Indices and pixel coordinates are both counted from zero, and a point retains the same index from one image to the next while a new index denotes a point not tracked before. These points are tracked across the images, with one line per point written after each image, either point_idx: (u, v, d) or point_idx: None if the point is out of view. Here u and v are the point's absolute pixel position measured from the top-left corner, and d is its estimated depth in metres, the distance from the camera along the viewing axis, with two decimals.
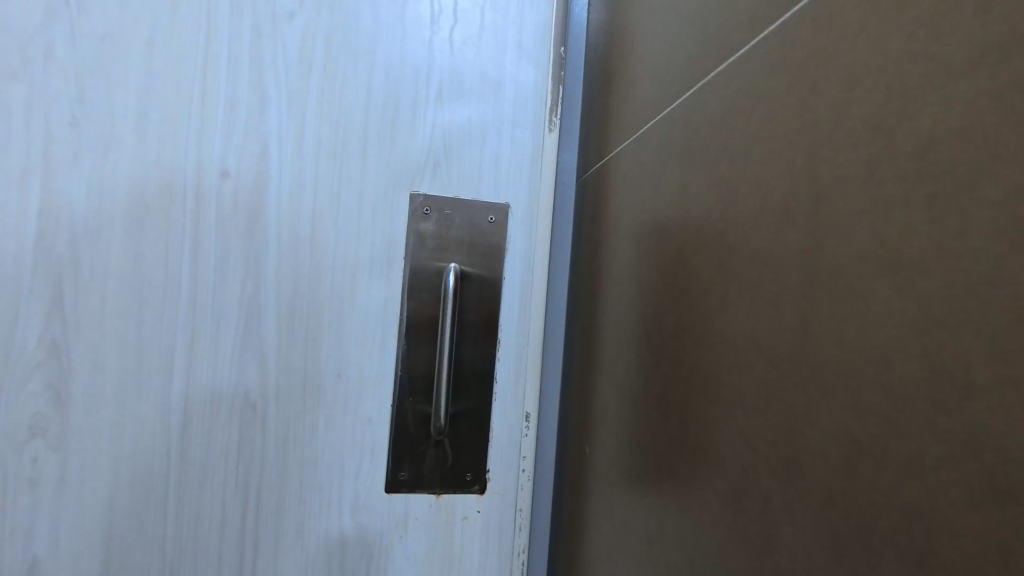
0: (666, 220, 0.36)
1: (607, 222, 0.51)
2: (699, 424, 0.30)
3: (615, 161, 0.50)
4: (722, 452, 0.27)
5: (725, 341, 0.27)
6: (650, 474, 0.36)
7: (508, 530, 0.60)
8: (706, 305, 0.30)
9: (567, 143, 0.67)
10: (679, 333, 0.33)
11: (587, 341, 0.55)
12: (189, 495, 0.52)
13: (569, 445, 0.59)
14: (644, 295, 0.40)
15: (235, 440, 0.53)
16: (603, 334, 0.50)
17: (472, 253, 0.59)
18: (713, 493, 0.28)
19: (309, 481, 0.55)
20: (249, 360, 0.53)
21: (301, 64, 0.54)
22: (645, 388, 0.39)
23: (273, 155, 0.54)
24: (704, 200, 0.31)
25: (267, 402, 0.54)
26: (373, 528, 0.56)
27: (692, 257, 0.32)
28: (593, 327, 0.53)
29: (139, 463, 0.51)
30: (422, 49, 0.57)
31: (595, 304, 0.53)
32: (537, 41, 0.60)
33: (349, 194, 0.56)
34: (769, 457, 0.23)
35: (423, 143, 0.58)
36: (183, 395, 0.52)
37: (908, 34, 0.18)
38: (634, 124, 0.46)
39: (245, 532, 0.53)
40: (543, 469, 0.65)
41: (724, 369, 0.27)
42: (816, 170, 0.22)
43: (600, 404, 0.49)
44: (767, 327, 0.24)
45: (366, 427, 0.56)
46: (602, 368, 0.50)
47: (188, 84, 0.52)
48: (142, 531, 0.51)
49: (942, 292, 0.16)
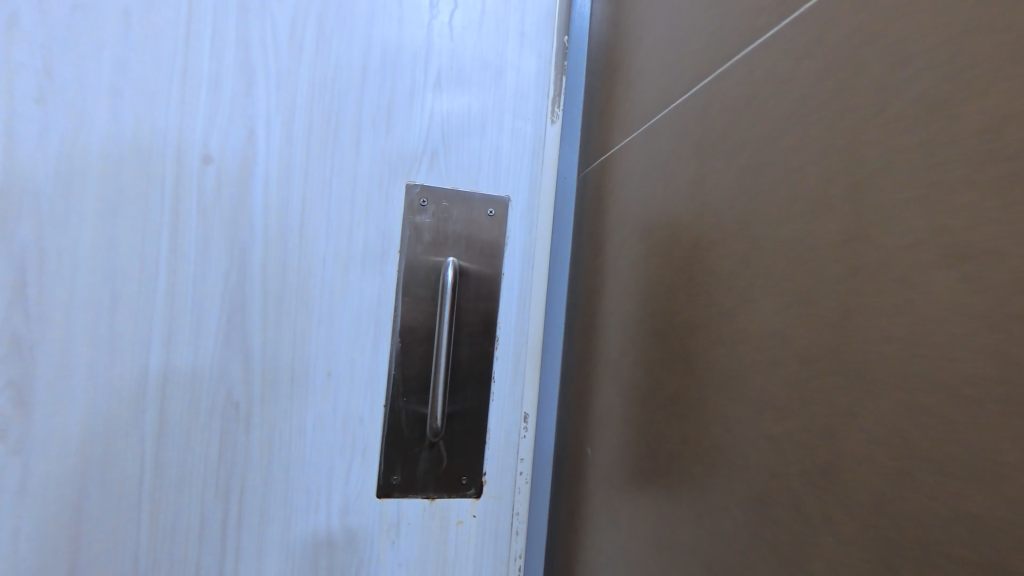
0: (679, 212, 0.35)
1: (611, 217, 0.50)
2: (714, 424, 0.29)
3: (620, 156, 0.49)
4: (743, 453, 0.26)
5: (748, 338, 0.26)
6: (659, 476, 0.35)
7: (504, 535, 0.58)
8: (725, 300, 0.28)
9: (569, 137, 0.65)
10: (694, 329, 0.32)
11: (588, 339, 0.54)
12: (164, 499, 0.49)
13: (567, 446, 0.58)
14: (654, 291, 0.38)
15: (216, 441, 0.50)
16: (607, 331, 0.49)
17: (471, 247, 0.57)
18: (733, 498, 0.26)
19: (295, 484, 0.52)
20: (233, 356, 0.50)
21: (291, 45, 0.51)
22: (653, 387, 0.37)
23: (261, 139, 0.51)
24: (721, 194, 0.30)
25: (251, 401, 0.51)
26: (363, 533, 0.54)
27: (709, 252, 0.31)
28: (595, 324, 0.52)
29: (110, 466, 0.47)
30: (420, 33, 0.55)
31: (597, 302, 0.52)
32: (541, 29, 0.58)
33: (341, 183, 0.53)
34: (802, 460, 0.22)
35: (421, 132, 0.55)
36: (160, 394, 0.48)
37: (970, 8, 0.17)
38: (642, 119, 0.44)
39: (225, 539, 0.50)
40: (540, 470, 0.64)
41: (744, 367, 0.26)
42: (858, 157, 0.20)
43: (603, 404, 0.48)
44: (798, 322, 0.23)
45: (358, 427, 0.53)
46: (603, 365, 0.49)
47: (167, 61, 0.48)
48: (114, 537, 0.47)
49: (1017, 281, 0.15)
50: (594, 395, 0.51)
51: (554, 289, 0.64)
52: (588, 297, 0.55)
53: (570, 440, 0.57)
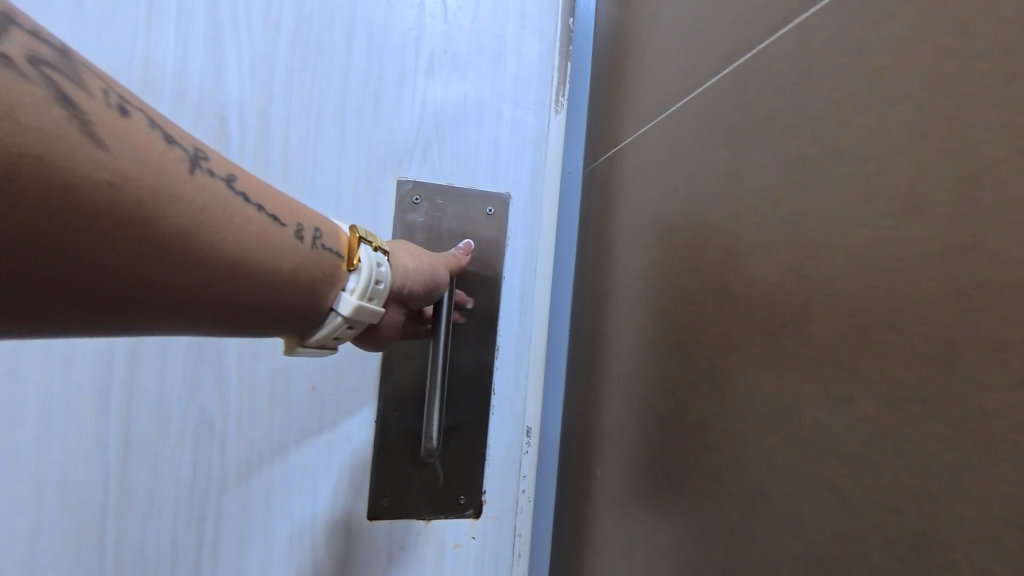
0: (707, 211, 0.31)
1: (620, 217, 0.46)
2: (756, 465, 0.25)
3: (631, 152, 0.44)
4: (798, 503, 0.22)
5: (803, 365, 0.22)
6: (684, 512, 0.31)
7: (505, 558, 0.53)
8: (773, 318, 0.24)
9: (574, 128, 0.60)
10: (728, 348, 0.27)
11: (593, 351, 0.50)
12: (129, 524, 0.45)
13: (571, 463, 0.54)
14: (674, 300, 0.34)
15: (188, 461, 0.46)
16: (616, 342, 0.45)
17: (467, 248, 0.52)
18: (784, 555, 0.22)
19: (276, 508, 0.48)
20: (205, 370, 0.46)
21: (267, 24, 0.46)
22: (674, 410, 0.33)
23: (233, 130, 0.46)
24: (762, 195, 0.26)
25: (227, 419, 0.46)
26: (352, 560, 0.50)
27: (748, 259, 0.26)
28: (602, 336, 0.48)
29: (70, 487, 0.45)
30: (411, 12, 0.50)
31: (604, 310, 0.48)
32: (543, 9, 0.53)
33: (324, 178, 0.48)
34: (886, 525, 0.18)
35: (412, 122, 0.50)
36: (125, 412, 0.45)
37: None
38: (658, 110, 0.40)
39: (200, 567, 0.46)
40: (543, 486, 0.60)
41: (798, 401, 0.22)
42: (971, 150, 0.16)
43: (613, 422, 0.44)
44: (879, 355, 0.18)
45: (343, 445, 0.49)
46: (611, 381, 0.45)
47: (127, 44, 0.44)
48: (80, 560, 0.45)
49: None
50: (601, 413, 0.47)
51: (557, 292, 0.60)
52: (595, 305, 0.51)
53: (575, 456, 0.53)
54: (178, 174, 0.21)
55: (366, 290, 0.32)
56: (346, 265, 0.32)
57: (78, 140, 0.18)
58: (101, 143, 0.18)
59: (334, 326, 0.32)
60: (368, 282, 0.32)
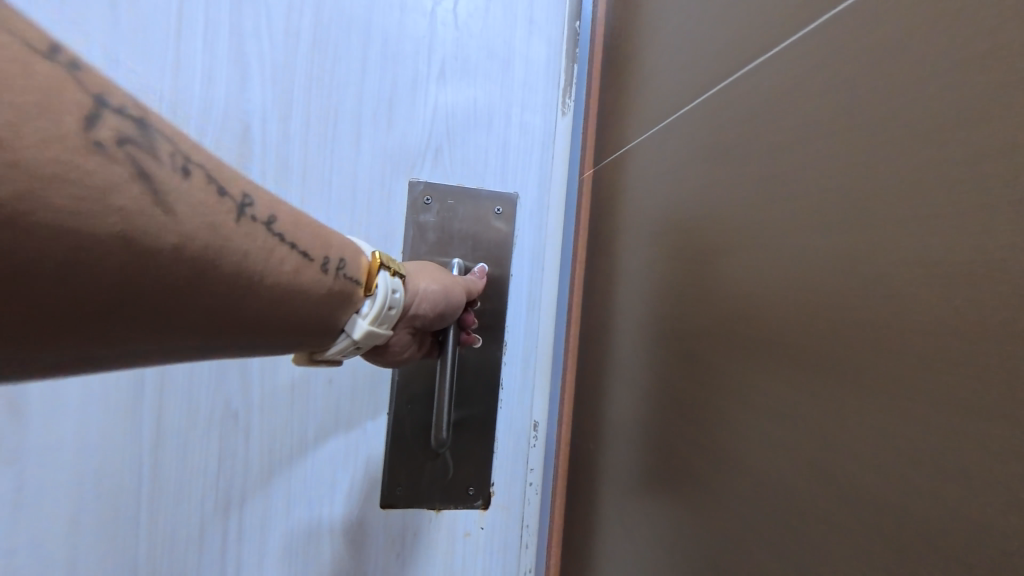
0: (687, 203, 0.33)
1: (620, 215, 0.48)
2: (729, 453, 0.26)
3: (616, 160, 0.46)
4: (757, 464, 0.23)
5: (757, 337, 0.24)
6: (669, 484, 0.32)
7: (513, 548, 0.55)
8: (732, 295, 0.26)
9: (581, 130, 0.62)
10: (702, 326, 0.29)
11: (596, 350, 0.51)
12: (162, 507, 0.48)
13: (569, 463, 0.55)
14: (662, 288, 0.36)
15: (216, 448, 0.49)
16: (615, 332, 0.46)
17: (477, 247, 0.54)
18: (744, 509, 0.24)
19: (297, 494, 0.50)
20: (230, 364, 0.48)
21: (289, 36, 0.49)
22: (663, 390, 0.35)
23: (256, 136, 0.48)
24: (744, 198, 0.26)
25: (251, 408, 0.49)
26: (366, 546, 0.52)
27: (715, 243, 0.28)
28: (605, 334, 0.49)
29: (105, 474, 0.47)
30: (423, 21, 0.52)
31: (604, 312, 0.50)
32: (551, 14, 0.55)
33: (341, 181, 0.50)
34: (825, 478, 0.19)
35: (424, 126, 0.52)
36: (157, 402, 0.48)
37: None
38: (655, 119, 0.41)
39: (226, 549, 0.49)
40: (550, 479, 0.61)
41: (756, 375, 0.24)
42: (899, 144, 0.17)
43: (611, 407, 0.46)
44: (813, 324, 0.20)
45: (361, 436, 0.51)
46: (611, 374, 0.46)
47: (160, 55, 0.46)
48: (114, 543, 0.48)
49: None
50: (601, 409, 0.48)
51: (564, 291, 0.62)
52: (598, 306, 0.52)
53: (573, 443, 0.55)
54: (230, 228, 0.22)
55: (381, 317, 0.35)
56: (363, 291, 0.35)
57: (154, 212, 0.19)
58: (171, 210, 0.19)
59: (344, 346, 0.35)
60: (379, 310, 0.35)
